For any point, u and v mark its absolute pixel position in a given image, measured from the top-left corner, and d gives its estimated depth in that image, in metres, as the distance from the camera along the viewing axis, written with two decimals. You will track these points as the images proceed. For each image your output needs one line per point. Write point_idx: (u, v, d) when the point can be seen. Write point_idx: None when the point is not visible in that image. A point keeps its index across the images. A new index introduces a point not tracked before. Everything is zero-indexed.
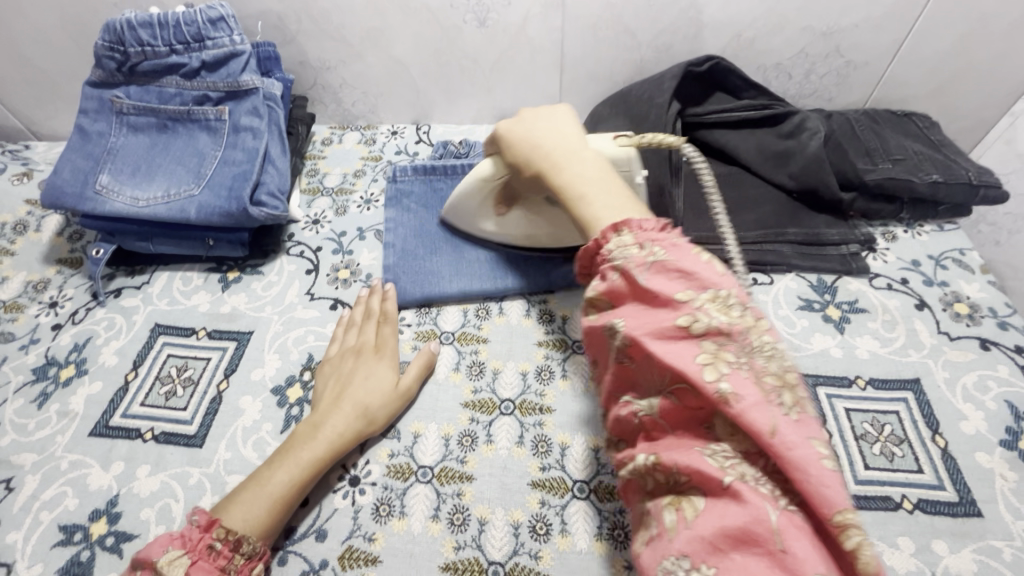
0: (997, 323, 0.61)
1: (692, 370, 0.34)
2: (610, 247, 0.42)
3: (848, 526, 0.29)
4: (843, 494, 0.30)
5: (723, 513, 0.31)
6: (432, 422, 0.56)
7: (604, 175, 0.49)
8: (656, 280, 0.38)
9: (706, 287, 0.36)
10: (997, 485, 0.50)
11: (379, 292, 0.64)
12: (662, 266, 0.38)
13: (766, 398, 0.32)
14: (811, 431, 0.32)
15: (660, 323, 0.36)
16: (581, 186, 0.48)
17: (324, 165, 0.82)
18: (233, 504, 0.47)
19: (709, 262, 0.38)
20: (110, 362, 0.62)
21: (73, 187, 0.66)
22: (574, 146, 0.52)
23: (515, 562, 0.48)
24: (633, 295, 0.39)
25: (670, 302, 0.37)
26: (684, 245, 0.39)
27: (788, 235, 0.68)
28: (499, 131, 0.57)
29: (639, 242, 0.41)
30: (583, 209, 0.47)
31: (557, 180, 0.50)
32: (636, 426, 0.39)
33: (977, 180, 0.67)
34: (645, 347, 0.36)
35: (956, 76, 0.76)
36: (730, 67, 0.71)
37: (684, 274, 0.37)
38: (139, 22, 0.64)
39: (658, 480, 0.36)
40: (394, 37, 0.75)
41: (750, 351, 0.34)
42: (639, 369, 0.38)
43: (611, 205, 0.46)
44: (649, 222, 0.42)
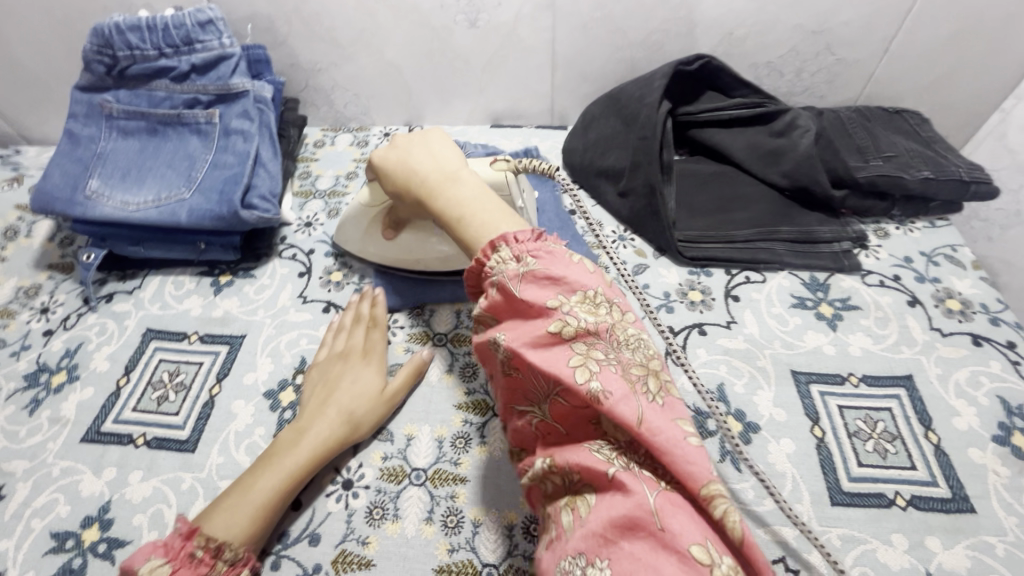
0: (989, 319, 0.62)
1: (567, 372, 0.33)
2: (491, 264, 0.38)
3: (714, 497, 0.30)
4: (708, 467, 0.31)
5: (610, 504, 0.31)
6: (425, 424, 0.56)
7: (485, 194, 0.43)
8: (529, 291, 0.36)
9: (575, 290, 0.35)
10: (989, 481, 0.51)
11: (369, 297, 0.63)
12: (533, 276, 0.36)
13: (633, 387, 0.32)
14: (676, 414, 0.33)
15: (537, 333, 0.35)
16: (462, 210, 0.42)
17: (316, 167, 0.81)
18: (214, 514, 0.47)
19: (580, 264, 0.37)
20: (101, 368, 0.62)
21: (63, 193, 0.65)
22: (453, 166, 0.46)
23: (509, 564, 0.47)
24: (511, 309, 0.37)
25: (544, 311, 0.35)
26: (558, 251, 0.37)
27: (781, 233, 0.68)
28: (373, 158, 0.50)
29: (517, 256, 0.37)
30: (467, 234, 0.41)
31: (436, 206, 0.44)
32: (533, 433, 0.38)
33: (968, 176, 0.67)
34: (526, 358, 0.35)
35: (947, 72, 0.76)
36: (720, 66, 0.71)
37: (555, 281, 0.36)
38: (127, 26, 0.64)
39: (556, 482, 0.35)
40: (385, 38, 0.75)
41: (618, 345, 0.34)
42: (528, 379, 0.36)
43: (492, 225, 0.40)
44: (524, 233, 0.38)
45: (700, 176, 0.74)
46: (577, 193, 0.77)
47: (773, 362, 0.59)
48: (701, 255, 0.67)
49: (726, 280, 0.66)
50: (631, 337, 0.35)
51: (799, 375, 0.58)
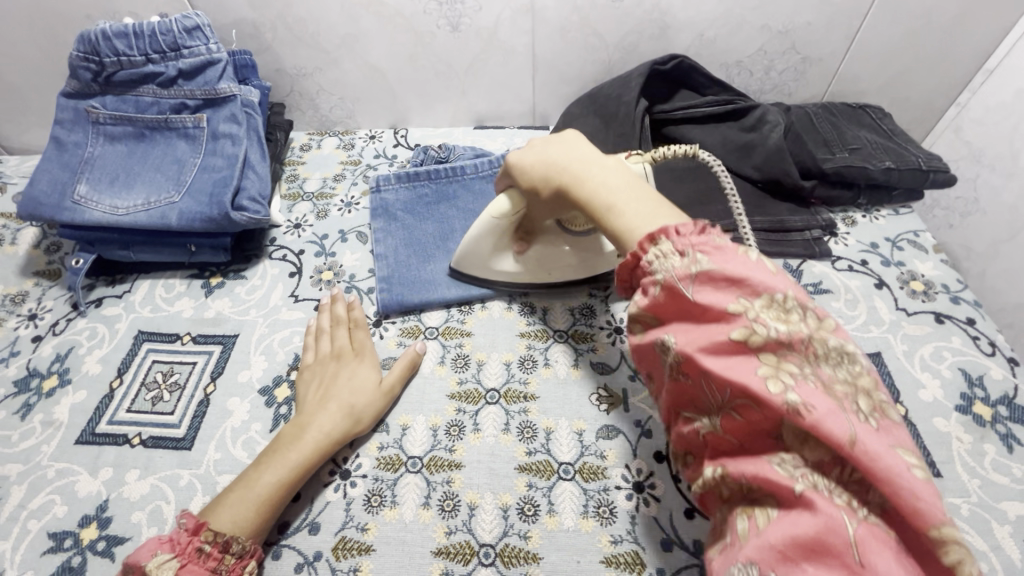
0: (950, 298, 0.65)
1: (757, 387, 0.33)
2: (649, 259, 0.39)
3: (946, 541, 0.28)
4: (938, 507, 0.29)
5: (792, 518, 0.31)
6: (419, 414, 0.57)
7: (631, 184, 0.45)
8: (705, 293, 0.36)
9: (759, 293, 0.34)
10: (954, 447, 0.54)
11: (343, 300, 0.65)
12: (708, 276, 0.35)
13: (840, 404, 0.31)
14: (894, 441, 0.30)
15: (715, 339, 0.35)
16: (609, 197, 0.45)
17: (304, 171, 0.83)
18: (220, 508, 0.48)
19: (759, 261, 0.35)
20: (94, 371, 0.62)
21: (51, 198, 0.66)
22: (594, 157, 0.48)
23: (506, 544, 0.49)
24: (678, 308, 0.38)
25: (724, 316, 0.35)
26: (729, 246, 0.36)
27: (754, 223, 0.71)
28: (508, 160, 0.54)
29: (680, 251, 0.37)
30: (614, 219, 0.44)
31: (582, 194, 0.47)
32: (702, 440, 0.38)
33: (927, 165, 0.71)
34: (701, 365, 0.35)
35: (904, 68, 0.81)
36: (692, 65, 0.75)
37: (734, 281, 0.35)
38: (114, 33, 0.65)
39: (733, 487, 0.35)
40: (370, 43, 0.77)
41: (815, 358, 0.33)
42: (698, 386, 0.37)
43: (645, 212, 0.43)
44: (685, 226, 0.38)
45: (678, 170, 0.77)
46: None
47: None
48: None
49: None
50: (832, 349, 0.33)
51: None
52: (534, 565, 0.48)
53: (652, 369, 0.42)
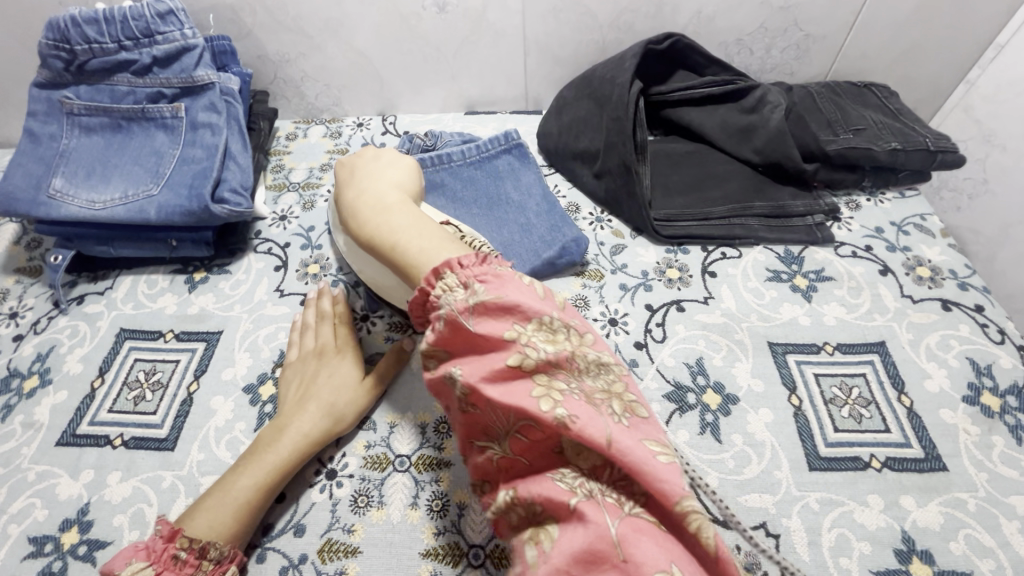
0: (957, 284, 0.63)
1: (531, 404, 0.32)
2: (435, 293, 0.36)
3: (689, 514, 0.29)
4: (681, 484, 0.30)
5: (567, 537, 0.30)
6: (407, 411, 0.55)
7: (419, 222, 0.43)
8: (484, 324, 0.34)
9: (530, 318, 0.34)
10: (960, 439, 0.52)
11: (328, 294, 0.62)
12: (486, 307, 0.34)
13: (597, 409, 0.32)
14: (644, 434, 0.32)
15: (494, 365, 0.33)
16: (393, 235, 0.42)
17: (290, 161, 0.80)
18: (197, 514, 0.47)
19: (530, 287, 0.36)
20: (75, 370, 0.60)
21: (26, 193, 0.64)
22: (383, 195, 0.47)
23: (496, 545, 0.48)
24: (462, 342, 0.35)
25: (501, 344, 0.33)
26: (507, 275, 0.36)
27: (754, 209, 0.69)
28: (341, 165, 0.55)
29: (465, 283, 0.36)
30: (398, 257, 0.41)
31: (367, 231, 0.44)
32: (495, 468, 0.35)
33: (935, 146, 0.68)
34: (482, 392, 0.33)
35: (911, 45, 0.77)
36: (690, 44, 0.72)
37: (510, 308, 0.34)
38: (84, 19, 0.62)
39: (518, 513, 0.32)
40: (354, 25, 0.74)
41: (579, 373, 0.34)
42: (485, 415, 0.34)
43: (429, 249, 0.40)
44: (468, 258, 0.37)
45: (676, 155, 0.75)
46: (554, 176, 0.77)
47: (749, 335, 0.60)
48: (679, 234, 0.67)
49: (703, 257, 0.67)
50: (592, 361, 0.35)
51: (775, 347, 0.59)
52: None
53: (441, 399, 0.38)
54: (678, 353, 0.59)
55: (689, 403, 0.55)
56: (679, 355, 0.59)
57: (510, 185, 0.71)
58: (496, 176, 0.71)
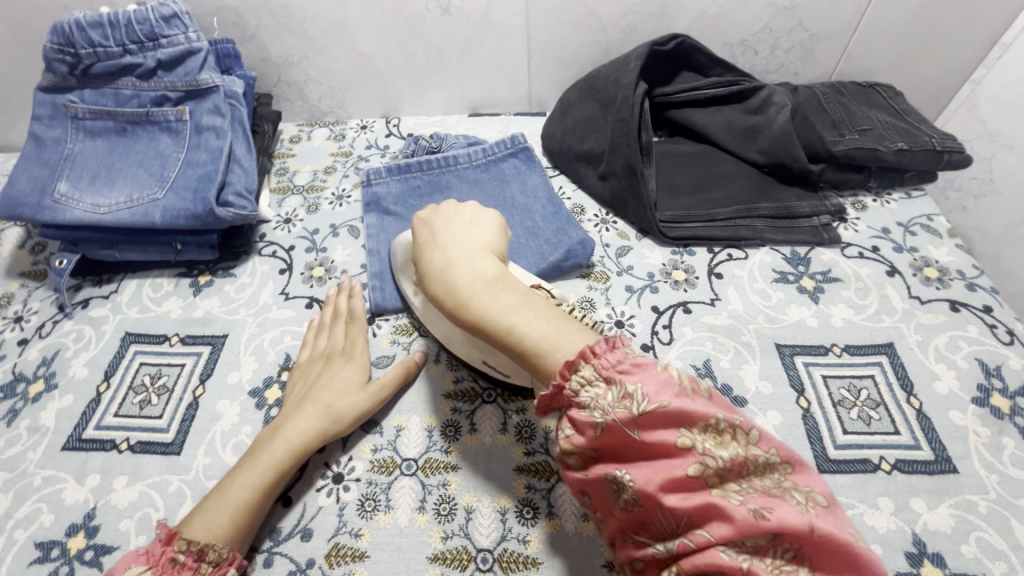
0: (966, 285, 0.63)
1: (716, 506, 0.31)
2: (573, 389, 0.36)
3: None
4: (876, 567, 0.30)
5: None
6: (414, 415, 0.55)
7: (530, 303, 0.41)
8: (649, 430, 0.33)
9: (697, 421, 0.33)
10: (970, 441, 0.52)
11: (346, 291, 0.63)
12: (648, 413, 0.33)
13: (783, 504, 0.31)
14: (833, 521, 0.31)
15: (670, 473, 0.33)
16: (503, 318, 0.40)
17: (294, 164, 0.80)
18: (195, 516, 0.47)
19: (680, 381, 0.35)
20: (81, 374, 0.60)
21: (31, 197, 0.64)
22: (480, 270, 0.44)
23: (504, 549, 0.47)
24: (623, 445, 0.34)
25: (670, 449, 0.33)
26: (657, 371, 0.35)
27: (760, 210, 0.68)
28: (416, 221, 0.52)
29: (606, 379, 0.35)
30: (515, 344, 0.39)
31: (473, 314, 0.41)
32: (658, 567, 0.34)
33: (941, 145, 0.68)
34: (659, 499, 0.33)
35: (916, 44, 0.77)
36: (694, 45, 0.72)
37: (672, 413, 0.33)
38: (89, 23, 0.62)
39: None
40: (357, 28, 0.74)
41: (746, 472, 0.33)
42: (655, 516, 0.34)
43: (552, 335, 0.39)
44: (603, 349, 0.36)
45: (681, 155, 0.75)
46: (558, 178, 0.77)
47: (757, 337, 0.60)
48: (684, 235, 0.67)
49: (709, 259, 0.67)
50: (762, 460, 0.33)
51: (783, 349, 0.59)
52: (533, 570, 0.46)
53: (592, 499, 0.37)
54: (686, 355, 0.58)
55: None
56: (686, 357, 0.58)
57: (515, 187, 0.70)
58: (500, 178, 0.71)
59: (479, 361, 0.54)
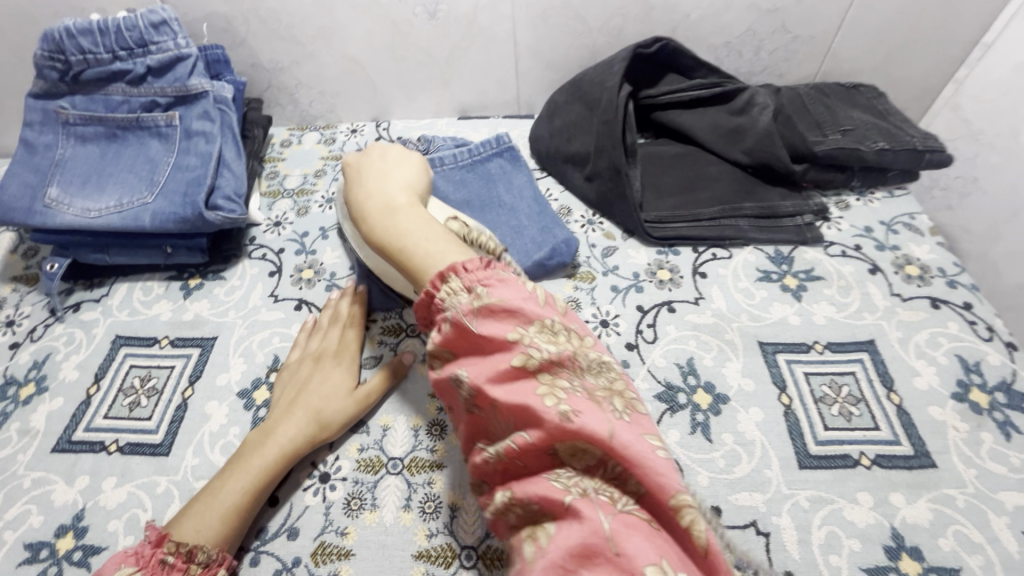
0: (947, 282, 0.63)
1: (534, 401, 0.35)
2: (441, 296, 0.40)
3: (683, 506, 0.32)
4: (676, 479, 0.33)
5: (564, 531, 0.32)
6: (401, 414, 0.56)
7: (425, 224, 0.47)
8: (488, 325, 0.37)
9: (532, 321, 0.38)
10: (950, 436, 0.52)
11: (348, 295, 0.63)
12: (489, 309, 0.38)
13: (598, 407, 0.35)
14: (643, 429, 0.35)
15: (500, 366, 0.37)
16: (399, 237, 0.46)
17: (284, 167, 0.81)
18: (186, 518, 0.47)
19: (531, 293, 0.40)
20: (71, 377, 0.61)
21: (22, 202, 0.64)
22: (390, 199, 0.50)
23: (488, 545, 0.48)
24: (467, 343, 0.39)
25: (505, 345, 0.37)
26: (510, 280, 0.40)
27: (744, 210, 0.69)
28: (347, 164, 0.57)
29: (468, 287, 0.39)
30: (405, 259, 0.45)
31: (377, 234, 0.48)
32: (492, 469, 0.38)
33: (922, 145, 0.69)
34: (489, 391, 0.36)
35: (898, 45, 0.78)
36: (679, 47, 0.72)
37: (511, 313, 0.38)
38: (79, 30, 0.63)
39: (516, 511, 0.35)
40: (346, 34, 0.75)
41: (578, 372, 0.37)
42: (489, 414, 0.37)
43: (434, 251, 0.44)
44: (473, 263, 0.40)
45: (666, 156, 0.76)
46: (546, 179, 0.78)
47: (740, 335, 0.60)
48: (669, 235, 0.68)
49: (693, 258, 0.67)
50: (591, 361, 0.38)
51: (765, 346, 0.59)
52: None
53: (448, 400, 0.42)
54: (670, 354, 0.59)
55: (680, 404, 0.55)
56: (670, 356, 0.59)
57: (502, 188, 0.71)
58: (487, 178, 0.72)
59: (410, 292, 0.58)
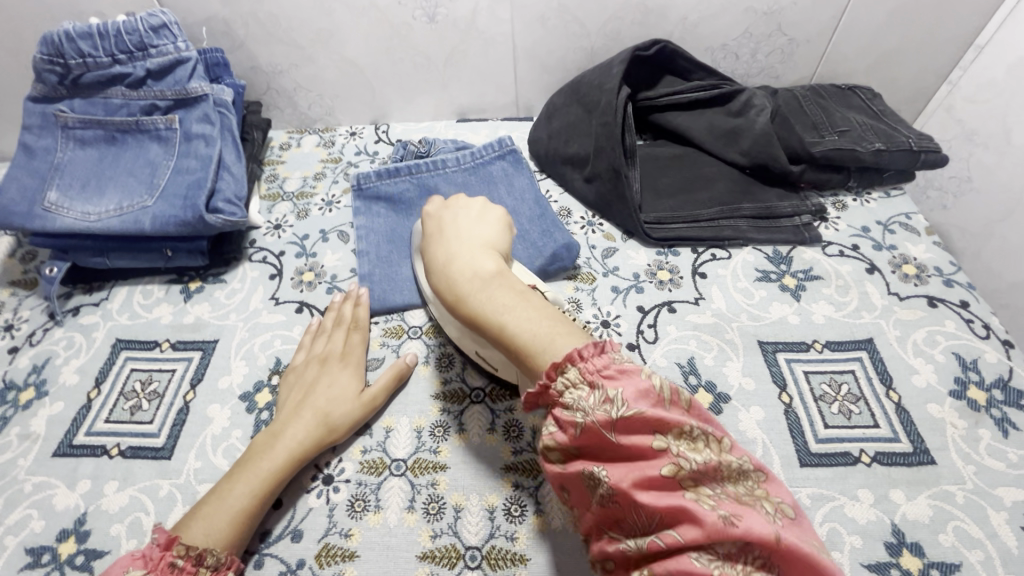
0: (943, 281, 0.64)
1: (688, 511, 0.31)
2: (559, 389, 0.36)
3: None
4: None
5: None
6: (404, 416, 0.56)
7: (527, 301, 0.42)
8: (624, 429, 0.34)
9: (674, 427, 0.33)
10: (947, 433, 0.53)
11: (352, 298, 0.63)
12: (626, 415, 0.34)
13: (758, 513, 0.31)
14: (804, 533, 0.32)
15: (643, 472, 0.33)
16: (501, 313, 0.41)
17: (284, 170, 0.81)
18: (192, 520, 0.47)
19: (663, 391, 0.35)
20: (71, 381, 0.61)
21: (21, 206, 0.64)
22: (485, 267, 0.44)
23: (492, 546, 0.48)
24: (598, 445, 0.35)
25: (647, 451, 0.33)
26: (638, 377, 0.35)
27: (742, 210, 0.70)
28: (424, 213, 0.53)
29: (589, 382, 0.35)
30: (511, 342, 0.40)
31: (473, 309, 0.43)
32: (625, 565, 0.34)
33: (918, 146, 0.70)
34: (632, 494, 0.33)
35: (892, 47, 0.79)
36: (676, 50, 0.73)
37: (651, 419, 0.33)
38: (78, 33, 0.63)
39: None
40: (345, 36, 0.75)
41: (725, 477, 0.33)
42: (625, 518, 0.34)
43: (542, 334, 0.39)
44: (589, 351, 0.36)
45: (665, 158, 0.76)
46: (545, 181, 0.78)
47: (740, 334, 0.61)
48: (669, 235, 0.68)
49: (693, 259, 0.68)
50: (737, 461, 0.34)
51: (765, 346, 0.60)
52: (521, 566, 0.47)
53: (563, 492, 0.38)
54: (670, 353, 0.59)
55: None
56: (671, 355, 0.59)
57: (502, 190, 0.72)
58: (487, 180, 0.72)
59: (473, 351, 0.55)
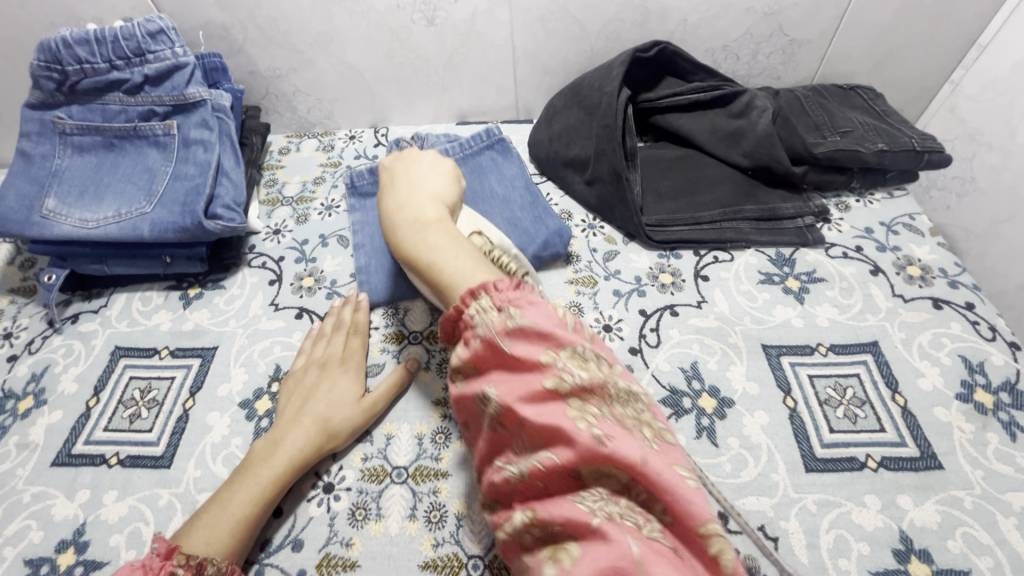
0: (948, 283, 0.63)
1: (565, 424, 0.34)
2: (470, 313, 0.39)
3: (711, 535, 0.31)
4: (706, 507, 0.32)
5: (590, 555, 0.30)
6: (404, 423, 0.55)
7: (458, 244, 0.45)
8: (520, 346, 0.37)
9: (564, 346, 0.36)
10: (955, 437, 0.52)
11: (352, 303, 0.63)
12: (522, 330, 0.37)
13: (630, 433, 0.34)
14: (673, 458, 0.34)
15: (529, 386, 0.36)
16: (432, 256, 0.45)
17: (283, 175, 0.81)
18: (192, 530, 0.46)
19: (560, 316, 0.38)
20: (70, 390, 0.60)
21: (18, 213, 0.64)
22: (425, 214, 0.48)
23: (495, 555, 0.48)
24: (496, 362, 0.38)
25: (536, 366, 0.36)
26: (540, 303, 0.39)
27: (745, 212, 0.69)
28: (382, 164, 0.57)
29: (498, 306, 0.38)
30: (439, 280, 0.44)
31: (409, 251, 0.47)
32: (512, 488, 0.36)
33: (921, 146, 0.69)
34: (517, 410, 0.35)
35: (895, 47, 0.78)
36: (677, 51, 0.73)
37: (544, 335, 0.37)
38: (75, 40, 0.63)
39: (536, 530, 0.34)
40: (344, 40, 0.74)
41: (609, 400, 0.36)
42: (513, 434, 0.36)
43: (464, 270, 0.43)
44: (503, 283, 0.40)
45: (666, 160, 0.76)
46: (545, 184, 0.77)
47: (743, 338, 0.60)
48: (670, 238, 0.68)
49: (695, 262, 0.67)
50: (622, 389, 0.37)
51: (769, 349, 0.59)
52: None
53: (467, 415, 0.41)
54: (673, 357, 0.59)
55: (685, 408, 0.55)
56: (674, 359, 0.59)
57: (493, 179, 0.71)
58: (479, 171, 0.72)
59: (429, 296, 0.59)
